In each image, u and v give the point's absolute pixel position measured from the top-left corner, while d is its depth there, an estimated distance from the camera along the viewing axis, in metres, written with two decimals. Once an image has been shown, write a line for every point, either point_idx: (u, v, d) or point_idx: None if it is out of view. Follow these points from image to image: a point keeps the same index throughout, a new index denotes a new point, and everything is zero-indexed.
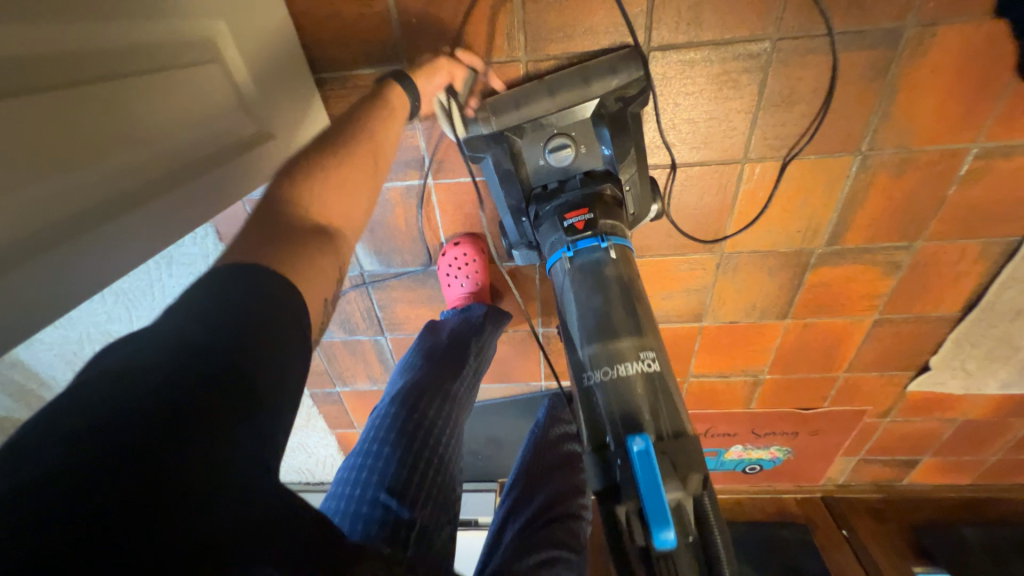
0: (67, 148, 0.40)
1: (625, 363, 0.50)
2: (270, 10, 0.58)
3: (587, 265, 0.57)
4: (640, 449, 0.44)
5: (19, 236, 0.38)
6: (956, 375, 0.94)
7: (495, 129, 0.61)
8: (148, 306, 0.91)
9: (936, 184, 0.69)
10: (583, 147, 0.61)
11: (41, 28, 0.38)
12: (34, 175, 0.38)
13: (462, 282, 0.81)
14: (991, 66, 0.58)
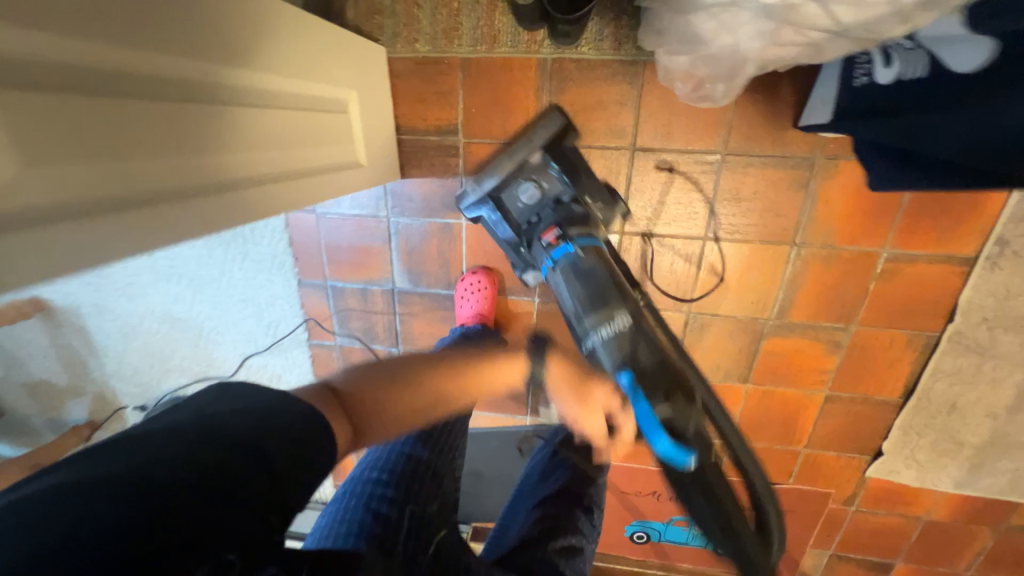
0: (204, 117, 0.45)
1: (612, 323, 0.60)
2: (371, 71, 0.77)
3: (568, 264, 0.68)
4: (627, 384, 0.55)
5: (172, 187, 0.43)
6: (908, 464, 1.01)
7: (481, 191, 0.77)
8: (212, 291, 1.10)
9: (859, 276, 0.87)
10: (546, 181, 0.76)
11: (210, 24, 0.45)
12: (181, 136, 0.43)
13: (470, 304, 0.96)
14: (884, 192, 0.80)
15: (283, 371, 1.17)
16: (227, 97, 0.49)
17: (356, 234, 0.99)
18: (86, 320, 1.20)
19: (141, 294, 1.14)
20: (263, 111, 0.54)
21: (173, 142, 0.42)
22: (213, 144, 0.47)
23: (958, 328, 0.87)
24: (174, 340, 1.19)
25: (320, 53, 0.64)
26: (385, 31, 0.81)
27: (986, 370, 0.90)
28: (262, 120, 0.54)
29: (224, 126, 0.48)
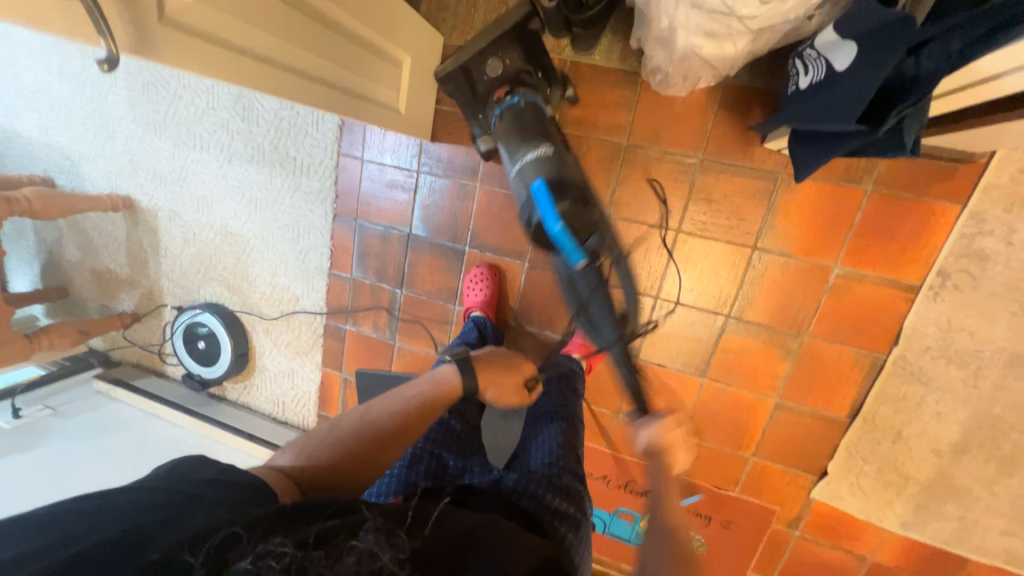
0: (316, 37, 0.68)
1: (533, 150, 0.83)
2: (432, 49, 1.01)
3: (509, 109, 0.86)
4: (538, 188, 0.79)
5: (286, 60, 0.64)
6: (853, 491, 1.03)
7: (450, 69, 0.88)
8: (264, 213, 1.31)
9: (812, 287, 0.96)
10: (508, 60, 0.88)
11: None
12: (298, 39, 0.65)
13: (478, 292, 1.14)
14: (836, 212, 0.92)
15: (302, 294, 1.35)
16: (330, 18, 0.70)
17: (389, 183, 1.19)
18: (158, 224, 1.44)
19: (208, 207, 1.37)
20: (345, 38, 0.74)
21: (284, 26, 0.61)
22: (307, 42, 0.66)
23: (902, 353, 0.93)
24: (221, 252, 1.40)
25: (394, 21, 0.86)
26: (445, 24, 1.04)
27: (930, 401, 0.94)
28: (341, 47, 0.74)
29: (326, 43, 0.70)
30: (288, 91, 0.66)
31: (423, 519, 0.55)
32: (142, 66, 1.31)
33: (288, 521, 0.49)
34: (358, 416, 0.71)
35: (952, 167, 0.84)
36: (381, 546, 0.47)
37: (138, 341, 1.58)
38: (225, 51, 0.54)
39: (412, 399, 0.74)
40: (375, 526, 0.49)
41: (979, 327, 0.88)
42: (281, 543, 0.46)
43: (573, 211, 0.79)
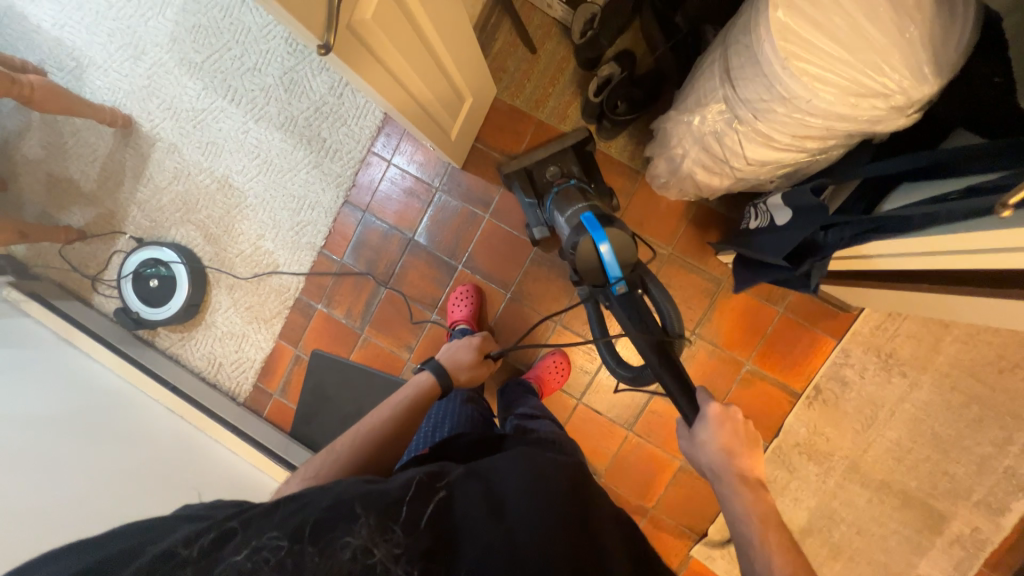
0: (410, 54, 0.80)
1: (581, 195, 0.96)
2: (485, 94, 1.17)
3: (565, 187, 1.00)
4: (586, 219, 0.78)
5: (385, 66, 0.74)
6: (722, 554, 1.22)
7: (514, 168, 1.09)
8: (274, 178, 1.35)
9: (727, 375, 1.20)
10: (567, 167, 1.07)
11: (438, 21, 0.84)
12: (399, 52, 0.76)
13: (461, 308, 1.25)
14: (755, 322, 1.18)
15: (283, 263, 1.36)
16: (423, 41, 0.82)
17: (407, 188, 1.30)
18: (152, 151, 1.40)
19: (215, 154, 1.37)
20: (429, 59, 0.87)
21: (396, 35, 0.73)
22: (406, 51, 0.78)
23: (780, 443, 1.18)
24: (211, 199, 1.38)
25: (466, 63, 1.01)
26: (501, 82, 1.22)
27: (792, 488, 1.18)
28: (424, 66, 0.86)
29: (414, 61, 0.82)
30: (380, 90, 0.76)
31: (425, 503, 0.56)
32: (200, 10, 1.35)
33: (292, 514, 0.53)
34: (352, 438, 0.79)
35: (836, 311, 1.15)
36: (375, 541, 0.53)
37: (71, 259, 1.43)
38: (358, 46, 0.65)
39: (397, 408, 0.86)
40: (369, 521, 0.53)
41: (833, 435, 1.16)
42: (275, 537, 0.52)
43: (622, 239, 0.76)
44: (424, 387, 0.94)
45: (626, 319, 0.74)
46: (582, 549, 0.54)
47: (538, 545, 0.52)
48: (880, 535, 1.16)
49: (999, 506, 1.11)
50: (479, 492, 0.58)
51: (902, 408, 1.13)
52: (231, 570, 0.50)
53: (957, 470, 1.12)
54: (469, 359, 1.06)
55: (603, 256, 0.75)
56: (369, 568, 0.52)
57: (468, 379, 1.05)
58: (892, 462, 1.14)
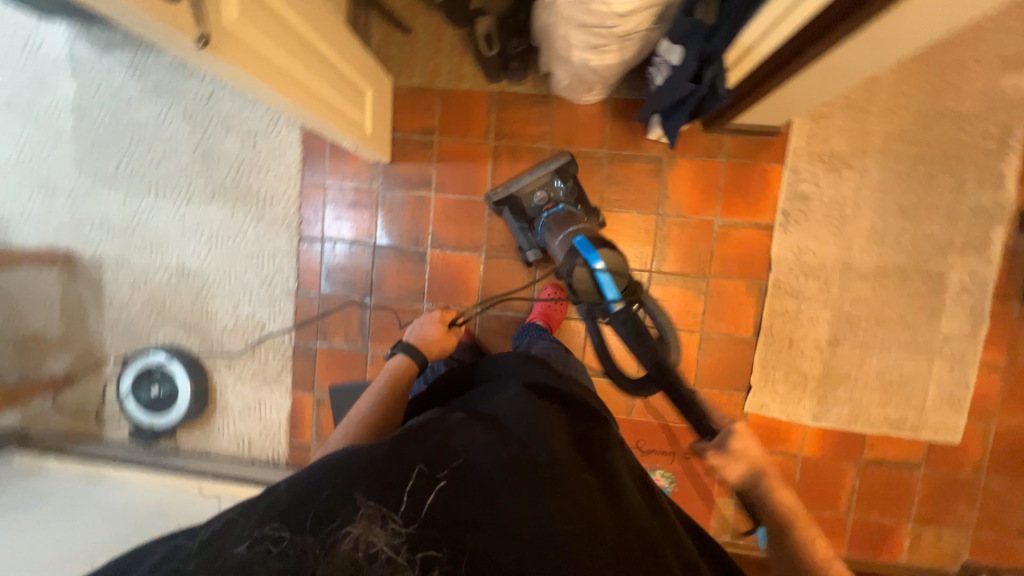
0: (302, 55, 0.83)
1: (580, 221, 1.01)
2: (383, 85, 1.21)
3: (555, 217, 1.08)
4: (580, 238, 0.91)
5: (284, 70, 0.77)
6: (773, 397, 1.26)
7: (500, 195, 1.19)
8: (227, 247, 1.36)
9: (705, 237, 1.25)
10: (547, 189, 1.16)
11: (317, 22, 0.88)
12: (291, 55, 0.79)
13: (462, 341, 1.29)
14: (707, 181, 1.24)
15: (269, 320, 1.38)
16: (311, 45, 0.86)
17: (353, 201, 1.33)
18: (102, 273, 1.40)
19: (163, 250, 1.38)
20: (324, 62, 0.91)
21: (283, 39, 0.76)
22: (297, 53, 0.81)
23: (777, 275, 1.24)
24: (178, 293, 1.39)
25: (358, 61, 1.06)
26: (393, 70, 1.27)
27: (805, 310, 1.24)
28: (320, 67, 0.89)
29: (309, 62, 0.85)
30: (286, 91, 0.78)
31: (425, 500, 0.54)
32: (92, 125, 1.35)
33: (290, 505, 0.53)
34: (344, 428, 0.84)
35: (771, 140, 1.22)
36: (374, 531, 0.52)
37: (69, 407, 1.42)
38: (247, 52, 0.68)
39: (381, 388, 0.92)
40: (368, 511, 0.53)
41: (818, 248, 1.23)
42: (278, 527, 0.51)
43: (614, 258, 0.88)
44: (397, 369, 0.98)
45: (625, 331, 0.85)
46: (572, 508, 0.56)
47: (535, 516, 0.54)
48: (895, 317, 1.22)
49: (981, 243, 1.18)
50: (473, 459, 0.58)
51: (863, 197, 1.20)
52: (232, 563, 0.49)
53: (934, 228, 1.19)
54: (435, 331, 1.10)
55: (597, 274, 0.87)
56: (372, 559, 0.50)
57: (440, 351, 1.09)
58: (877, 248, 1.21)
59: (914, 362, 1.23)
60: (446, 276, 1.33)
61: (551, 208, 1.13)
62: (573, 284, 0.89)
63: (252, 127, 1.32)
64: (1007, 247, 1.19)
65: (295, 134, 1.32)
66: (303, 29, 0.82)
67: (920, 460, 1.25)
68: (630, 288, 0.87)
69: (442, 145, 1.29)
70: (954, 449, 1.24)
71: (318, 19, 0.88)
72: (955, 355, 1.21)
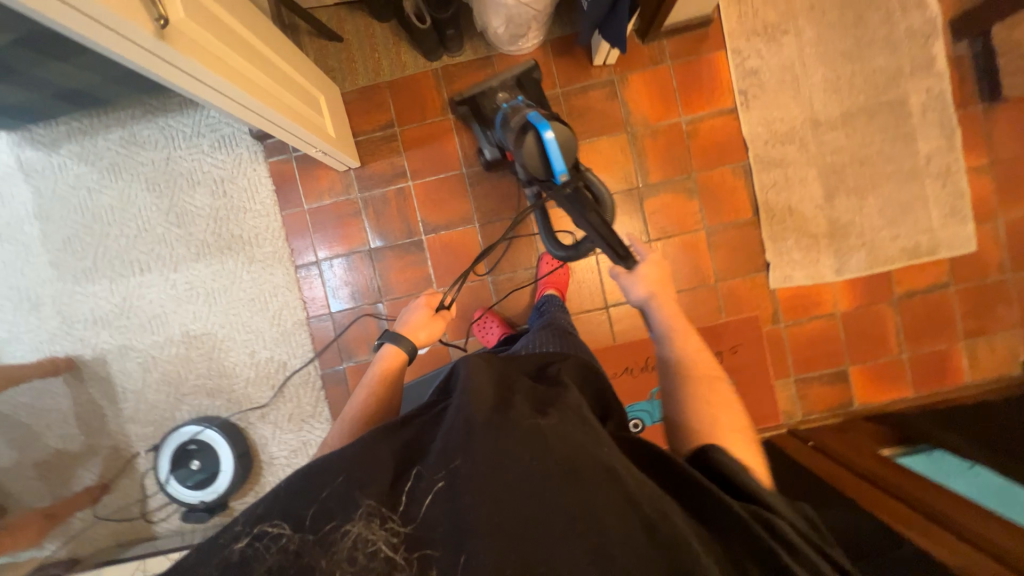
0: (255, 59, 0.85)
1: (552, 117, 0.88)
2: (334, 94, 1.24)
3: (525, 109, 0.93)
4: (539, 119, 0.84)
5: (239, 71, 0.79)
6: (794, 267, 1.28)
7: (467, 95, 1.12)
8: (225, 300, 1.34)
9: (679, 139, 1.29)
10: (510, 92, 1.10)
11: (260, 29, 0.91)
12: (244, 58, 0.82)
13: (494, 330, 1.27)
14: (662, 87, 1.28)
15: (289, 357, 1.35)
16: (259, 50, 0.88)
17: (336, 216, 1.33)
18: (108, 368, 1.36)
19: (163, 324, 1.35)
20: (276, 67, 0.94)
21: (234, 43, 0.79)
22: (249, 56, 0.83)
23: (756, 152, 1.27)
24: (190, 361, 1.35)
25: (306, 70, 1.09)
26: (338, 80, 1.30)
27: (792, 175, 1.27)
28: (273, 70, 0.92)
29: (262, 66, 0.88)
30: (244, 90, 0.80)
31: (421, 502, 0.49)
32: (58, 226, 1.34)
33: (292, 499, 0.49)
34: (338, 430, 0.75)
35: (705, 32, 1.27)
36: (372, 530, 0.47)
37: (111, 514, 1.35)
38: (202, 49, 0.70)
39: (371, 381, 0.82)
40: (366, 509, 0.48)
41: (784, 114, 1.27)
42: (277, 522, 0.48)
43: (564, 133, 0.84)
44: (388, 362, 0.86)
45: (569, 203, 0.87)
46: (550, 464, 0.48)
47: (509, 489, 0.47)
48: (876, 153, 1.26)
49: (927, 61, 1.24)
50: (443, 442, 0.51)
51: (808, 55, 1.26)
52: (234, 558, 0.47)
53: (880, 63, 1.25)
54: (422, 316, 0.99)
55: (546, 143, 0.83)
56: (372, 558, 0.46)
57: (428, 336, 0.98)
58: (837, 98, 1.26)
59: (908, 189, 1.26)
60: (448, 256, 1.33)
61: (513, 100, 1.02)
62: (520, 153, 0.86)
63: (217, 175, 1.33)
64: (950, 57, 1.25)
65: (261, 169, 1.33)
66: (249, 35, 0.85)
67: (948, 278, 1.28)
68: (574, 165, 0.87)
69: (404, 134, 1.31)
70: (973, 257, 1.27)
71: (260, 27, 0.91)
72: (943, 170, 1.26)
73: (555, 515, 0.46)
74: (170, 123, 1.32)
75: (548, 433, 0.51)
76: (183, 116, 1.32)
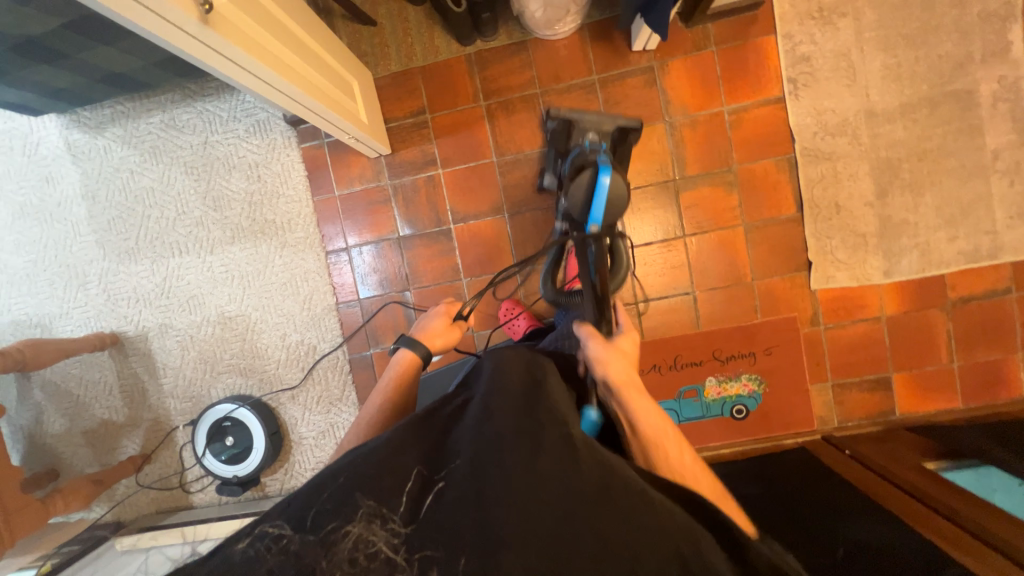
0: (291, 43, 0.85)
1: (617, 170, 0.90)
2: (367, 80, 1.24)
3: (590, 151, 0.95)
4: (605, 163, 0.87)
5: (276, 54, 0.79)
6: (838, 268, 1.22)
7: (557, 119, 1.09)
8: (259, 283, 1.38)
9: (720, 130, 1.23)
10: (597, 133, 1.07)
11: (297, 12, 0.90)
12: (281, 41, 0.81)
13: (520, 323, 1.25)
14: (704, 74, 1.22)
15: (318, 341, 1.38)
16: (296, 32, 0.87)
17: (366, 203, 1.34)
18: (149, 344, 1.42)
19: (200, 304, 1.40)
20: (311, 51, 0.93)
21: (272, 27, 0.78)
22: (285, 40, 0.83)
23: (802, 144, 1.20)
24: (225, 341, 1.40)
25: (340, 55, 1.08)
26: (370, 65, 1.28)
27: (841, 169, 1.20)
28: (308, 54, 0.91)
29: (298, 49, 0.87)
30: (280, 74, 0.79)
31: (421, 499, 0.49)
32: (104, 206, 1.39)
33: (295, 501, 0.50)
34: (354, 434, 0.76)
35: (754, 15, 1.20)
36: (373, 531, 0.47)
37: (152, 483, 1.42)
38: (240, 33, 0.69)
39: (386, 387, 0.83)
40: (367, 513, 0.48)
41: (835, 104, 1.19)
42: (278, 523, 0.49)
43: (618, 187, 0.86)
44: (404, 366, 0.86)
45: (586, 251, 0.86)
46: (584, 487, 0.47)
47: (535, 507, 0.45)
48: (937, 148, 1.17)
49: (1001, 46, 1.14)
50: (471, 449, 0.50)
51: (866, 40, 1.17)
52: (235, 558, 0.47)
53: (948, 48, 1.15)
54: (441, 323, 0.98)
55: (597, 186, 0.85)
56: (371, 560, 0.46)
57: (445, 344, 0.97)
58: (896, 86, 1.17)
59: (970, 186, 1.17)
60: (476, 247, 1.32)
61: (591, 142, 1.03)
62: (571, 185, 0.90)
63: (252, 160, 1.35)
64: None
65: (294, 155, 1.34)
66: (286, 17, 0.85)
67: (1009, 283, 1.19)
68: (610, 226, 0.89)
69: (436, 121, 1.29)
70: None
71: (297, 10, 0.90)
72: (1012, 167, 1.16)
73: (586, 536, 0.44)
74: (207, 107, 1.34)
75: (581, 448, 0.50)
76: (220, 100, 1.34)
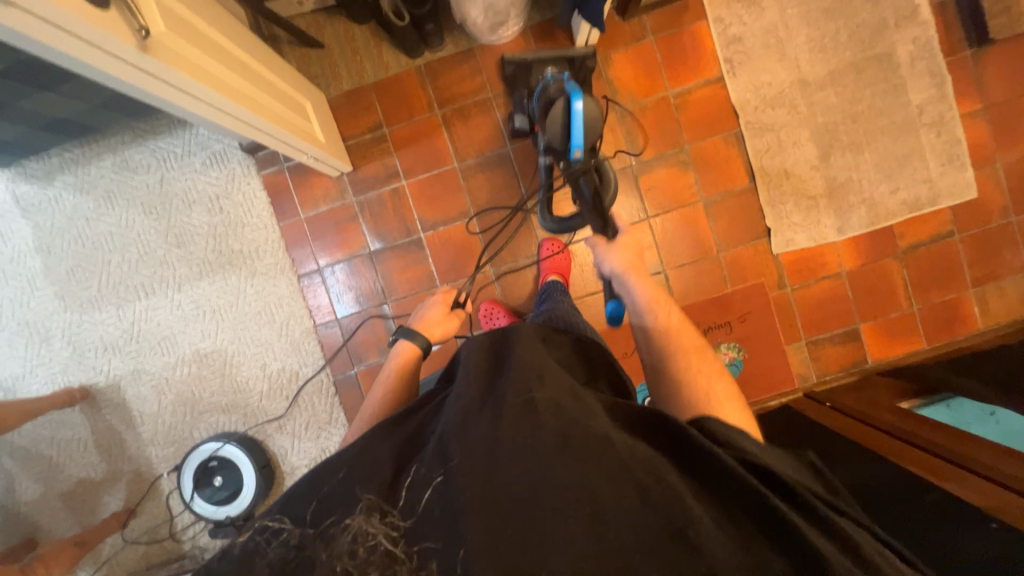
0: (238, 68, 0.86)
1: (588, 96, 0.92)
2: (321, 101, 1.25)
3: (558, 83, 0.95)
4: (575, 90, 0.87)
5: (224, 79, 0.80)
6: (795, 230, 1.28)
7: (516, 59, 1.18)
8: (232, 315, 1.35)
9: (668, 113, 1.28)
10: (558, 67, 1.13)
11: (241, 38, 0.91)
12: (228, 68, 0.82)
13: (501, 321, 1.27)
14: (646, 62, 1.27)
15: (300, 366, 1.35)
16: (241, 57, 0.88)
17: (333, 222, 1.34)
18: (124, 393, 1.37)
19: (173, 344, 1.36)
20: (260, 74, 0.94)
21: (217, 53, 0.79)
22: (232, 65, 0.83)
23: (746, 118, 1.27)
24: (203, 379, 1.36)
25: (290, 78, 1.09)
26: (323, 86, 1.30)
27: (785, 137, 1.27)
28: (257, 78, 0.92)
29: (246, 74, 0.88)
30: (229, 97, 0.80)
31: (419, 493, 0.49)
32: (61, 257, 1.35)
33: (294, 497, 0.51)
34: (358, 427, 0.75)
35: (685, 3, 1.26)
36: (372, 524, 0.48)
37: (140, 537, 1.36)
38: (186, 61, 0.70)
39: (387, 379, 0.82)
40: (366, 505, 0.49)
41: (771, 78, 1.26)
42: (278, 517, 0.50)
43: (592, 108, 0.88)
44: (404, 356, 0.86)
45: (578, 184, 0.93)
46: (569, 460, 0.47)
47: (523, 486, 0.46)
48: (868, 108, 1.25)
49: (910, 11, 1.23)
50: (457, 437, 0.50)
51: (790, 17, 1.25)
52: (236, 552, 0.48)
53: (864, 17, 1.24)
54: (436, 313, 1.00)
55: (573, 113, 0.87)
56: (371, 552, 0.47)
57: (443, 334, 0.98)
58: (823, 56, 1.25)
59: (903, 141, 1.25)
60: (449, 251, 1.33)
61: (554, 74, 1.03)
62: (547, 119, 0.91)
63: (212, 193, 1.33)
64: (934, 5, 1.24)
65: (255, 183, 1.34)
66: (230, 44, 0.86)
67: (952, 226, 1.27)
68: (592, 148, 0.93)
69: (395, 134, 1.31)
70: (975, 203, 1.26)
71: (241, 37, 0.91)
72: (937, 119, 1.25)
73: (547, 489, 0.46)
74: (160, 145, 1.33)
75: (535, 407, 0.51)
76: (173, 137, 1.32)
